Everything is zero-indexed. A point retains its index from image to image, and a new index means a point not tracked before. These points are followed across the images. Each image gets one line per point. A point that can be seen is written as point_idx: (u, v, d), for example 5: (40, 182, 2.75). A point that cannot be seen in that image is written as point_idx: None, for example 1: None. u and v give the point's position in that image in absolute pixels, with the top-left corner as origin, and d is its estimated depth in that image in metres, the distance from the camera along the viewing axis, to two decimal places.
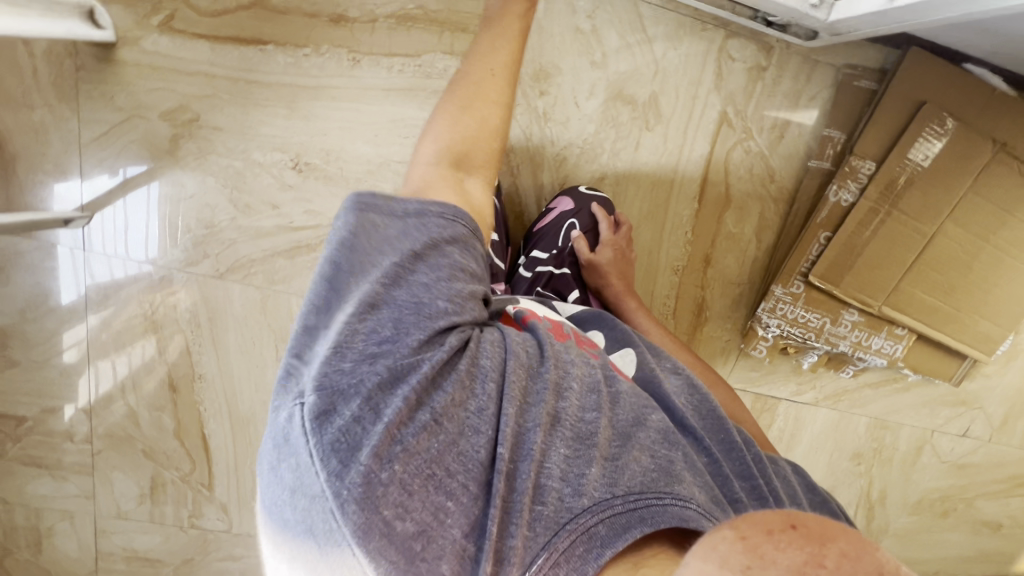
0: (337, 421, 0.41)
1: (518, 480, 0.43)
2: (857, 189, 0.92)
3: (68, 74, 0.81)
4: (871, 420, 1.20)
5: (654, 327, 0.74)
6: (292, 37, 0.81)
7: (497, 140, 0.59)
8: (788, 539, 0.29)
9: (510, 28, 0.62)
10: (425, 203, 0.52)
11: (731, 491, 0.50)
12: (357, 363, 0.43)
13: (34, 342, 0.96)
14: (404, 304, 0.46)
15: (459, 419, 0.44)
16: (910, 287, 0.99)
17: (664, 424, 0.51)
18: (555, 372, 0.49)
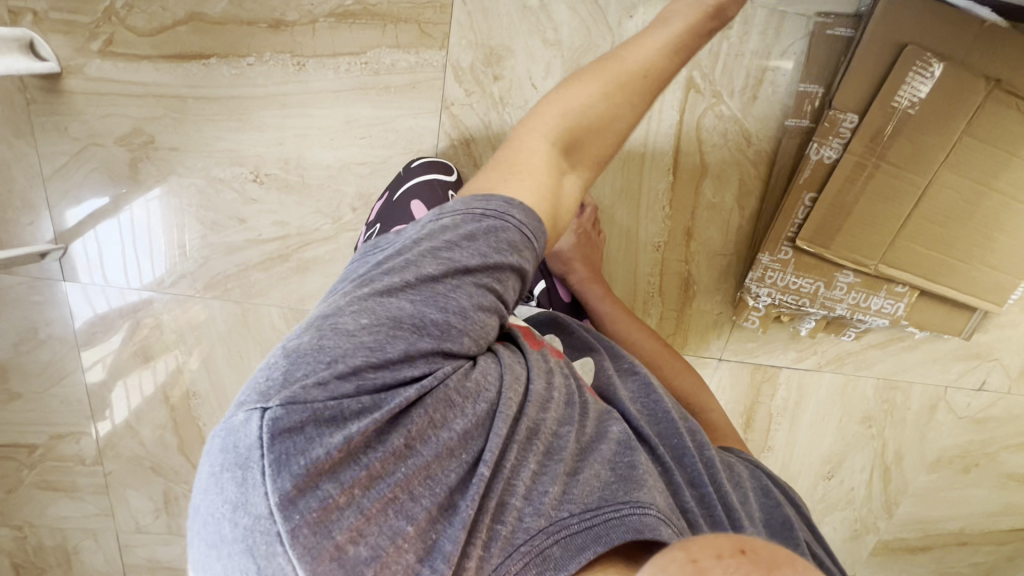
0: (305, 435, 0.39)
1: (485, 501, 0.44)
2: (842, 145, 0.87)
3: (20, 109, 0.81)
4: (879, 381, 1.16)
5: (620, 316, 0.72)
6: (232, 47, 0.80)
7: (612, 144, 0.62)
8: (737, 563, 0.30)
9: (671, 39, 0.63)
10: (510, 204, 0.53)
11: (682, 499, 0.50)
12: (358, 381, 0.43)
13: (33, 374, 0.99)
14: (433, 327, 0.47)
15: (439, 440, 0.44)
16: (907, 243, 0.94)
17: (625, 434, 0.53)
18: (537, 387, 0.52)
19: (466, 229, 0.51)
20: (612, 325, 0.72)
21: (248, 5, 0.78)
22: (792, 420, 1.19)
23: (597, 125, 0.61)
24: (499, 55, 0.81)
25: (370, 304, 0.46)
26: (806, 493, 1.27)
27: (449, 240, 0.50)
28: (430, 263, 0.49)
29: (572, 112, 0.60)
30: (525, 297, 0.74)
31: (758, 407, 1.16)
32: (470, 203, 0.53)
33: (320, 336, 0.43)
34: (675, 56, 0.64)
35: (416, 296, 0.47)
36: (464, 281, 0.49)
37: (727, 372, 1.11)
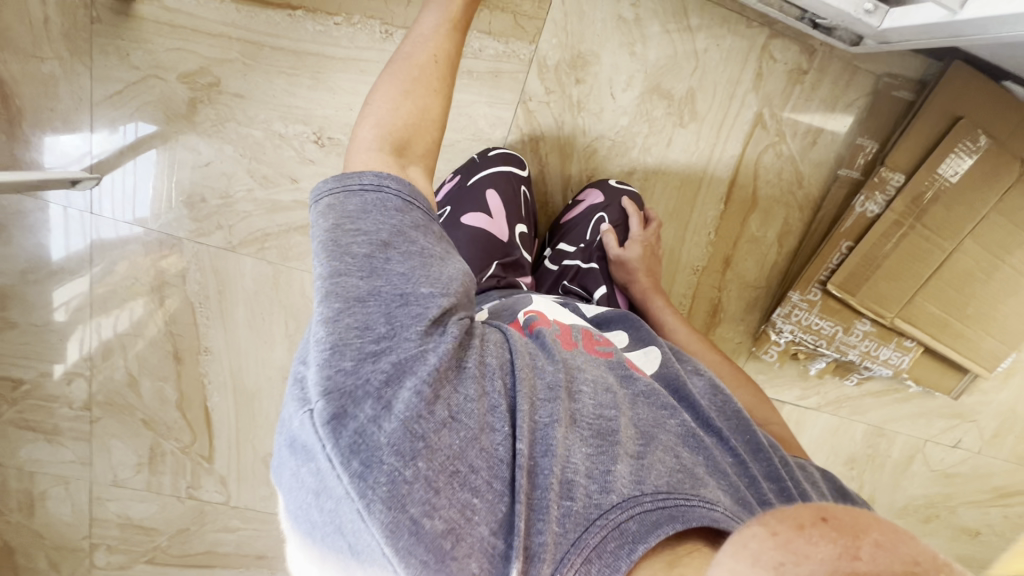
0: (351, 424, 0.40)
1: (539, 477, 0.43)
2: (884, 202, 0.92)
3: (83, 25, 0.77)
4: (867, 427, 1.22)
5: (678, 325, 0.73)
6: (323, 4, 0.78)
7: (438, 131, 0.56)
8: (821, 533, 0.27)
9: (449, 14, 0.59)
10: (382, 177, 0.49)
11: (761, 491, 0.52)
12: (357, 362, 0.42)
13: (34, 305, 0.92)
14: (389, 296, 0.45)
15: (479, 415, 0.43)
16: (922, 301, 1.00)
17: (683, 426, 0.53)
18: (564, 374, 0.51)
19: (360, 207, 0.47)
20: (668, 333, 0.73)
21: None
22: None
23: (416, 117, 0.55)
24: (585, 60, 0.83)
25: (328, 289, 0.44)
26: None
27: (348, 220, 0.47)
28: (348, 238, 0.46)
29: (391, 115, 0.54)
30: (583, 299, 0.75)
31: None
32: (343, 180, 0.49)
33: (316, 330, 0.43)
34: (449, 38, 0.60)
35: (360, 272, 0.45)
36: (392, 249, 0.46)
37: None
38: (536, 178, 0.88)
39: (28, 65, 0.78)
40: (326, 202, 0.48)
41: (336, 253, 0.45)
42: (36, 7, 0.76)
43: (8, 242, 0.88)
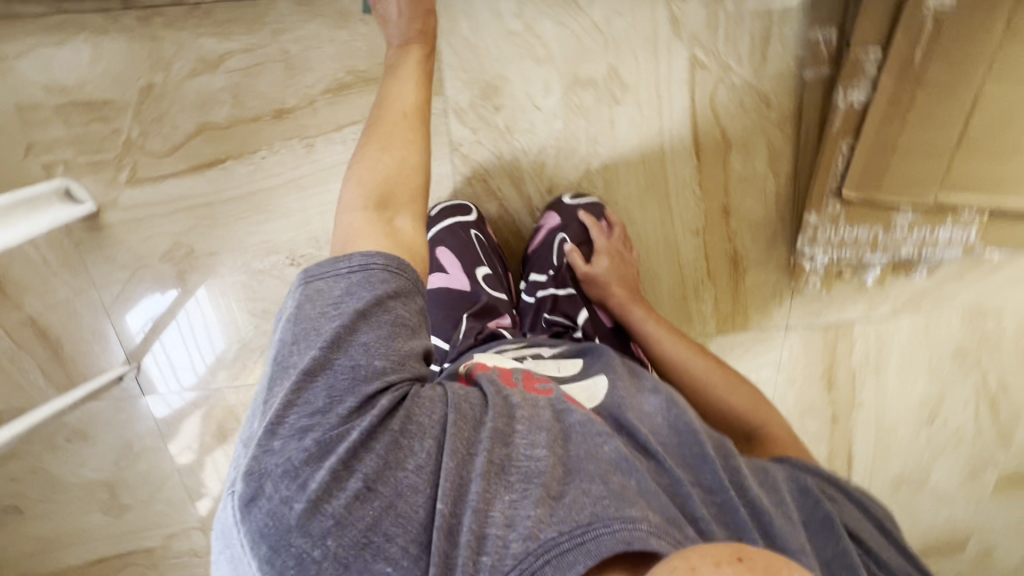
0: (267, 504, 0.43)
1: (460, 535, 0.43)
2: (869, 84, 0.81)
3: (71, 249, 0.85)
4: (965, 312, 1.08)
5: (665, 335, 0.76)
6: (242, 147, 0.80)
7: (420, 176, 0.58)
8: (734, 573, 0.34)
9: (411, 71, 0.63)
10: (369, 255, 0.50)
11: (693, 509, 0.52)
12: (286, 441, 0.44)
13: (139, 483, 1.05)
14: (337, 373, 0.46)
15: (393, 482, 0.44)
16: (966, 165, 0.87)
17: (618, 452, 0.51)
18: (498, 420, 0.50)
19: (344, 284, 0.50)
20: (657, 343, 0.76)
21: (247, 101, 0.78)
22: (878, 371, 1.13)
23: (399, 164, 0.57)
24: (495, 87, 0.81)
25: (282, 371, 0.47)
26: (908, 441, 1.21)
27: (332, 296, 0.49)
28: (320, 319, 0.48)
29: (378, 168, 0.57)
30: (569, 327, 0.78)
31: (837, 366, 1.11)
32: (332, 264, 0.51)
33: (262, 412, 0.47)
34: (418, 87, 0.63)
35: (313, 349, 0.47)
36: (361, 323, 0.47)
37: (797, 339, 1.07)
38: (498, 212, 0.88)
39: (46, 298, 0.88)
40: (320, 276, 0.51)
41: (300, 330, 0.48)
42: (32, 251, 0.85)
43: (95, 442, 1.00)
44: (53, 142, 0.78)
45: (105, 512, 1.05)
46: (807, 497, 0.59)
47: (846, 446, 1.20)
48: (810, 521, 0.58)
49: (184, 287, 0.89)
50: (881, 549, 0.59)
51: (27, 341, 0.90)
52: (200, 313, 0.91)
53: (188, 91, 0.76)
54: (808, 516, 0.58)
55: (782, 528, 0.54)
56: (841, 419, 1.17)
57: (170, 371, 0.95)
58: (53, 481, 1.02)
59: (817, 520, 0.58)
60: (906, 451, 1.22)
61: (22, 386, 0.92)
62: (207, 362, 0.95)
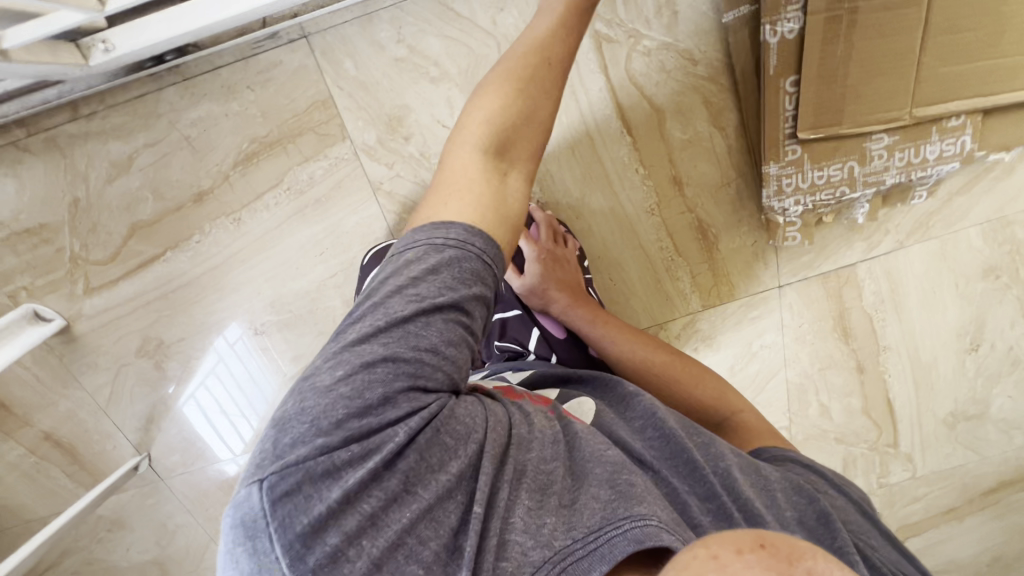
0: (298, 499, 0.35)
1: (485, 540, 0.39)
2: (800, 10, 0.73)
3: (57, 362, 0.90)
4: (984, 226, 0.97)
5: (618, 336, 0.70)
6: (177, 236, 0.82)
7: (542, 136, 0.51)
8: (758, 558, 0.29)
9: (562, 8, 0.53)
10: (469, 231, 0.44)
11: (691, 517, 0.47)
12: (330, 435, 0.37)
13: (180, 561, 1.10)
14: (404, 365, 0.40)
15: (432, 484, 0.39)
16: (938, 69, 0.76)
17: (621, 456, 0.48)
18: (519, 427, 0.47)
19: (432, 260, 0.42)
20: (612, 347, 0.70)
21: (168, 192, 0.80)
22: (898, 309, 1.02)
23: (523, 115, 0.49)
24: (398, 117, 0.78)
25: (341, 355, 0.39)
26: (955, 376, 1.08)
27: (416, 274, 0.42)
28: (400, 297, 0.41)
29: (496, 112, 0.49)
30: (522, 352, 0.74)
31: (850, 314, 1.01)
32: (426, 231, 0.44)
33: (302, 398, 0.38)
34: (575, 24, 0.53)
35: (389, 332, 0.40)
36: (443, 307, 0.41)
37: (797, 295, 0.98)
38: None
39: (50, 410, 0.94)
40: (408, 245, 0.44)
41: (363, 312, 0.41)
42: (23, 371, 0.91)
43: (134, 528, 1.07)
44: (11, 272, 0.82)
45: None
46: (803, 494, 0.52)
47: (883, 395, 1.08)
48: (808, 519, 0.50)
49: (220, 339, 0.90)
50: (876, 542, 0.51)
51: (46, 452, 0.97)
52: (241, 361, 0.91)
53: (111, 195, 0.79)
54: (807, 513, 0.51)
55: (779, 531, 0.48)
56: (870, 368, 1.06)
57: (228, 424, 0.97)
58: (106, 569, 1.09)
59: (815, 517, 0.50)
60: (956, 388, 1.09)
61: (54, 490, 0.99)
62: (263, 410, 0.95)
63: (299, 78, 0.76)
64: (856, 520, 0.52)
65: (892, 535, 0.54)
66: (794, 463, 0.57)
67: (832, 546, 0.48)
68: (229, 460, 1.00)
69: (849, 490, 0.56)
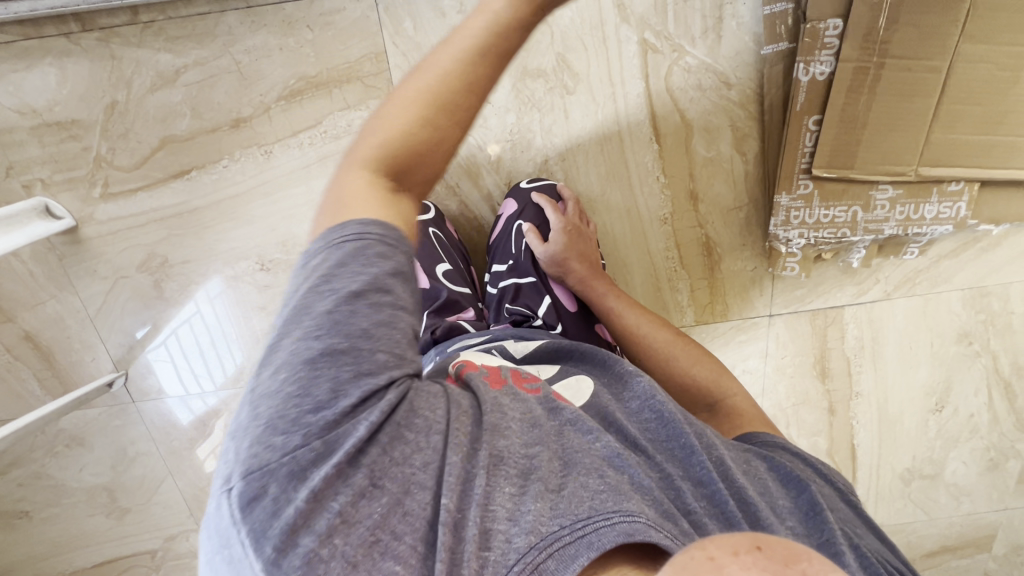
0: (269, 504, 0.37)
1: (463, 529, 0.40)
2: (833, 56, 0.78)
3: (56, 263, 0.90)
4: (965, 292, 1.02)
5: (626, 310, 0.69)
6: (206, 157, 0.84)
7: (419, 174, 0.51)
8: (754, 558, 0.30)
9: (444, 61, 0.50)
10: (366, 224, 0.45)
11: (684, 502, 0.46)
12: (287, 436, 0.38)
13: (133, 489, 1.08)
14: (344, 358, 0.41)
15: (403, 477, 0.41)
16: (946, 135, 0.82)
17: (610, 448, 0.48)
18: (492, 418, 0.48)
19: (340, 252, 0.44)
20: (621, 321, 0.69)
21: (206, 114, 0.81)
22: (875, 359, 1.06)
23: (431, 149, 0.50)
24: None
25: (281, 358, 0.41)
26: (917, 434, 1.13)
27: (332, 267, 0.43)
28: (318, 298, 0.42)
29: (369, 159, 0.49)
30: (529, 318, 0.71)
31: (830, 355, 1.05)
32: (326, 231, 0.45)
33: (252, 407, 0.40)
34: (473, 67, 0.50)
35: (317, 330, 0.41)
36: (358, 302, 0.42)
37: (784, 327, 1.02)
38: (460, 210, 0.89)
39: (36, 311, 0.93)
40: (323, 243, 0.45)
41: (291, 316, 0.43)
42: (16, 265, 0.90)
43: (93, 448, 1.05)
44: (31, 162, 0.82)
45: (107, 516, 1.10)
46: (793, 486, 0.50)
47: (848, 440, 1.12)
48: (797, 511, 0.49)
49: (201, 292, 0.92)
50: (861, 533, 0.51)
51: (22, 353, 0.95)
52: (216, 317, 0.93)
53: (149, 106, 0.81)
54: (797, 505, 0.49)
55: (771, 518, 0.47)
56: (840, 412, 1.10)
57: (192, 374, 0.98)
58: (57, 486, 1.07)
59: (803, 508, 0.49)
60: (916, 445, 1.14)
61: (21, 394, 0.97)
62: (228, 372, 0.97)
63: (357, 27, 0.79)
64: (843, 511, 0.52)
65: (875, 527, 0.54)
66: (786, 451, 0.55)
67: (819, 539, 0.46)
68: (184, 412, 1.01)
69: (838, 482, 0.55)
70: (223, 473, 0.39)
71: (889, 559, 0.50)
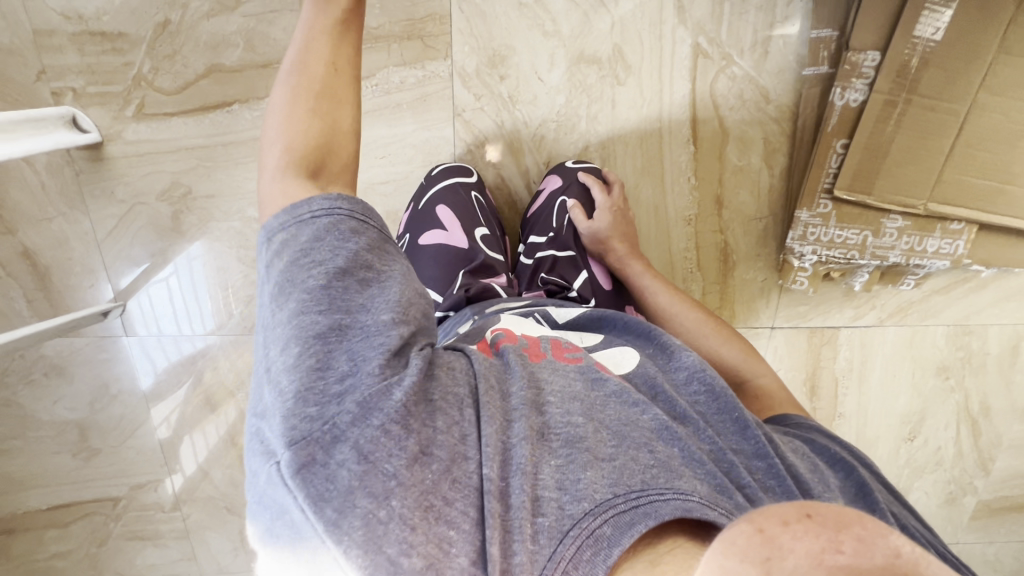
0: (321, 470, 0.38)
1: (513, 499, 0.40)
2: (867, 85, 0.84)
3: (71, 178, 0.87)
4: (949, 328, 1.09)
5: (662, 290, 0.72)
6: (251, 91, 0.83)
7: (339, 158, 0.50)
8: (805, 527, 0.23)
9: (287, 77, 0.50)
10: (334, 201, 0.46)
11: (738, 475, 0.48)
12: (322, 407, 0.39)
13: (108, 429, 1.03)
14: (354, 330, 0.42)
15: (447, 445, 0.41)
16: (957, 177, 0.87)
17: (658, 421, 0.48)
18: (528, 391, 0.47)
19: (307, 238, 0.44)
20: (655, 299, 0.72)
21: (260, 48, 0.81)
22: (861, 382, 1.12)
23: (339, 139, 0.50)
24: (501, 55, 0.85)
25: (291, 335, 0.42)
26: (889, 459, 1.19)
27: (304, 250, 0.44)
28: (303, 274, 0.43)
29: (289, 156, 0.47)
30: (563, 289, 0.73)
31: (821, 373, 1.10)
32: (291, 211, 0.45)
33: (281, 384, 0.41)
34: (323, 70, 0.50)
35: (319, 306, 0.42)
36: (349, 277, 0.43)
37: (783, 340, 1.06)
38: (497, 182, 0.90)
39: (40, 226, 0.89)
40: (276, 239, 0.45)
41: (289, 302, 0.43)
42: (29, 174, 0.86)
43: (72, 380, 1.00)
44: (67, 70, 0.81)
45: (74, 456, 1.04)
46: (840, 467, 0.53)
47: None
48: (847, 491, 0.51)
49: (182, 256, 0.91)
50: (902, 513, 0.54)
51: (17, 268, 0.90)
52: (192, 284, 0.93)
53: (202, 32, 0.80)
54: (846, 486, 0.52)
55: (822, 492, 0.50)
56: None
57: (156, 332, 0.96)
58: (25, 416, 1.01)
59: (853, 489, 0.52)
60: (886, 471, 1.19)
61: (6, 312, 0.92)
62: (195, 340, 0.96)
63: None
64: (887, 497, 0.54)
65: (915, 512, 0.57)
66: (822, 434, 0.58)
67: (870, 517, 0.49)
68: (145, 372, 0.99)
69: (875, 467, 0.57)
70: (270, 449, 0.40)
71: (930, 539, 0.53)
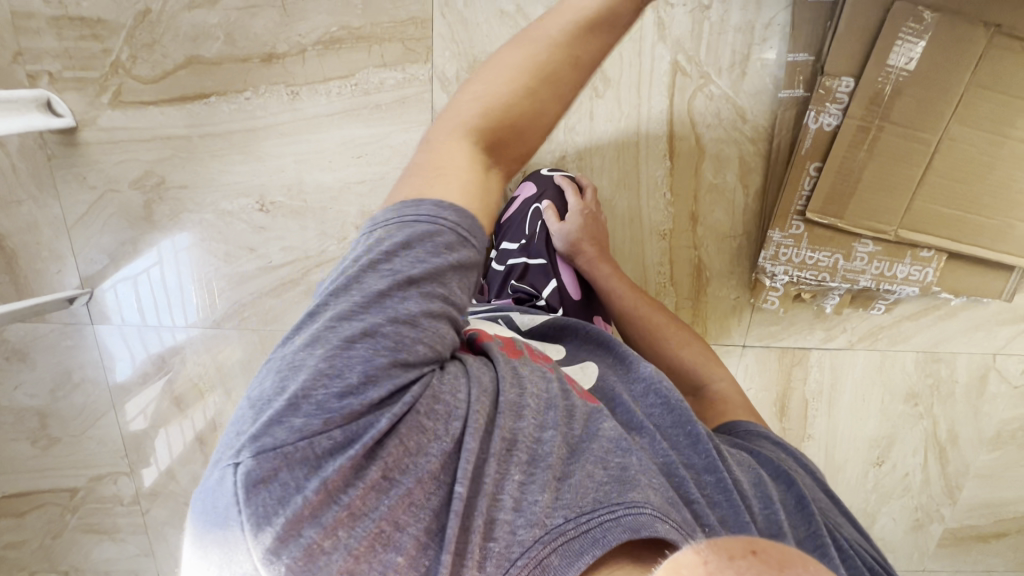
0: (275, 487, 0.35)
1: (472, 519, 0.39)
2: (841, 110, 0.85)
3: (43, 162, 0.86)
4: (918, 355, 1.10)
5: (628, 293, 0.73)
6: (230, 84, 0.83)
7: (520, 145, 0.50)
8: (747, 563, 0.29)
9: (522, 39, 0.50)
10: (442, 207, 0.44)
11: (686, 491, 0.47)
12: (309, 418, 0.37)
13: (69, 418, 1.01)
14: (382, 341, 0.40)
15: (415, 468, 0.39)
16: (926, 205, 0.88)
17: (617, 431, 0.47)
18: (512, 391, 0.45)
19: (402, 236, 0.43)
20: (622, 303, 0.73)
21: (241, 42, 0.82)
22: (831, 404, 1.12)
23: (527, 122, 0.49)
24: None
25: (320, 334, 0.40)
26: (857, 483, 1.18)
27: (391, 250, 0.43)
28: (375, 278, 0.42)
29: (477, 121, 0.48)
30: (533, 298, 0.74)
31: (792, 393, 1.10)
32: (400, 209, 0.44)
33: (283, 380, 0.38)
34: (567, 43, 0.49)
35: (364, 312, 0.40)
36: (411, 292, 0.42)
37: (755, 359, 1.07)
38: None
39: (9, 209, 0.88)
40: (380, 225, 0.44)
41: (342, 297, 0.41)
42: (0, 155, 0.85)
43: (35, 366, 0.98)
44: (45, 53, 0.81)
45: (32, 444, 1.02)
46: (783, 480, 0.53)
47: None
48: (788, 503, 0.51)
49: (160, 247, 0.90)
50: (841, 521, 0.54)
51: None
52: (178, 273, 0.91)
53: (182, 22, 0.81)
54: (787, 499, 0.51)
55: (768, 507, 0.49)
56: None
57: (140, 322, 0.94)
58: None
59: (792, 501, 0.51)
60: (854, 495, 1.19)
61: None
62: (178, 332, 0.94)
63: None
64: (825, 503, 0.55)
65: (854, 520, 0.57)
66: (768, 441, 0.58)
67: (806, 531, 0.49)
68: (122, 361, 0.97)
69: (816, 471, 0.58)
70: (234, 442, 0.37)
71: (866, 550, 0.54)
